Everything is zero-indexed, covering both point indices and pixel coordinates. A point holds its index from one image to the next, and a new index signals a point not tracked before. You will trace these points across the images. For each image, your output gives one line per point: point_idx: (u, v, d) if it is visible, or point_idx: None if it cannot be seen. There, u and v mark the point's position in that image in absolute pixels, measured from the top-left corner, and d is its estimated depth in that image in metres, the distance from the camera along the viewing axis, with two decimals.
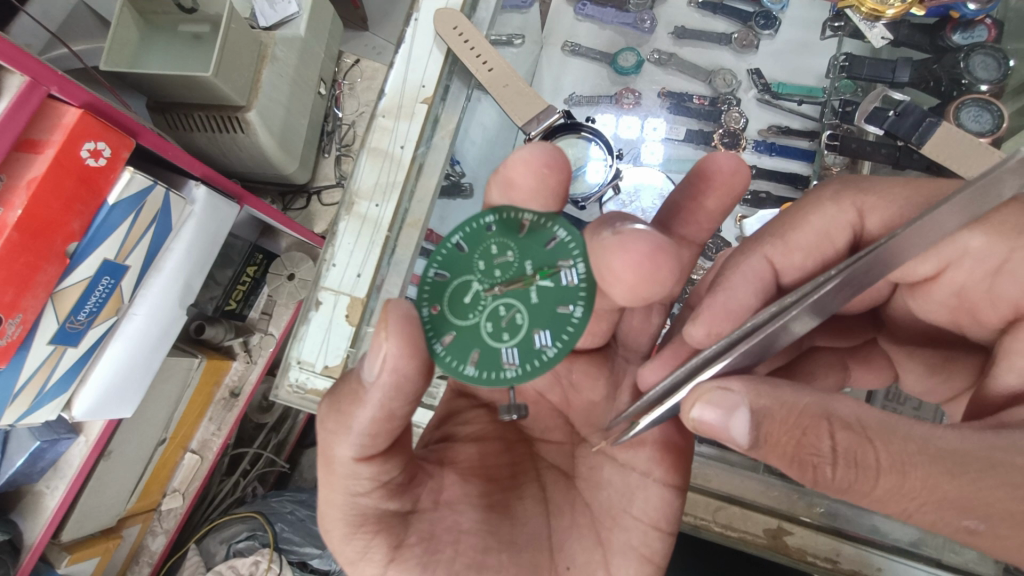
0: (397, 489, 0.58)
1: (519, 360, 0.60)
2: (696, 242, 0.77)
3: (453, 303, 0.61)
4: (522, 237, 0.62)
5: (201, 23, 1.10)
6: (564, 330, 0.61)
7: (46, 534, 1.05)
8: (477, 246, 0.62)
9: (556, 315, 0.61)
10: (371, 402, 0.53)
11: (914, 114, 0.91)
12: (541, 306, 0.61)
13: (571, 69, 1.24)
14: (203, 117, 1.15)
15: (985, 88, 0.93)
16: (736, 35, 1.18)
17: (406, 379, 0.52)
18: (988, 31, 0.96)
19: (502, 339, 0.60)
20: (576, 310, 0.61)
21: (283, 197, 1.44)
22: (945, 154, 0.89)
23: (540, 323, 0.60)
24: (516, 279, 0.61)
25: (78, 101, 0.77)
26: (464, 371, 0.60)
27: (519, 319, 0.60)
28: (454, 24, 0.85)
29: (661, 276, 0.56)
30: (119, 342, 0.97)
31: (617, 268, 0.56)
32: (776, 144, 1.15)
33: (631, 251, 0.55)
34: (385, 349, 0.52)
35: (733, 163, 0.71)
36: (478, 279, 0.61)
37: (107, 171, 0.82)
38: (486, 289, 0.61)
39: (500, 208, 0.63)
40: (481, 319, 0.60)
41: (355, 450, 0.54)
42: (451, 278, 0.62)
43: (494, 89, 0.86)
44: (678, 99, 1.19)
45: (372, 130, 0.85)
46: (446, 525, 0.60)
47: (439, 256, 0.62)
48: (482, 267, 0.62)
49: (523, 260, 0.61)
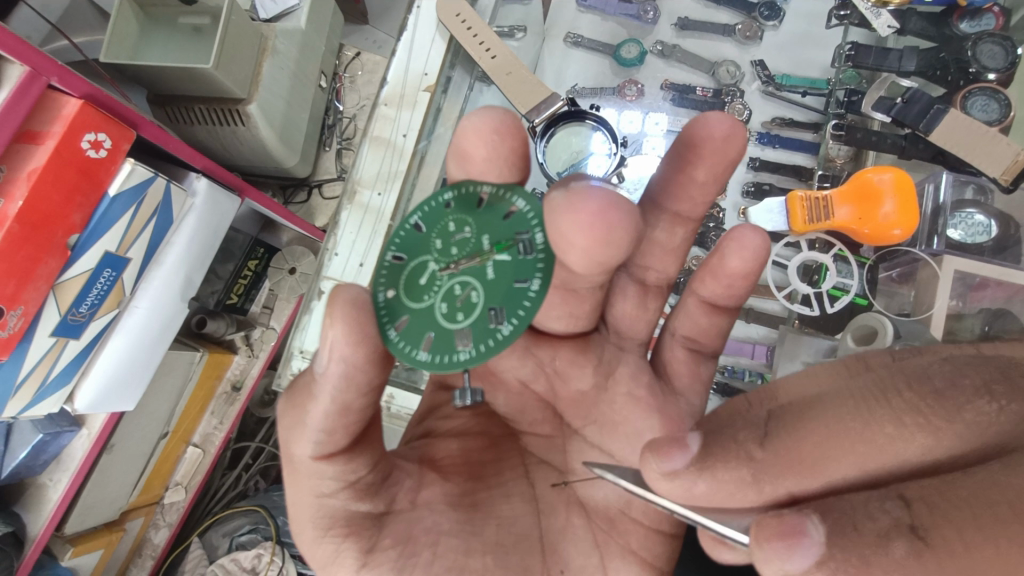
0: (367, 489, 0.55)
1: (473, 341, 0.56)
2: (690, 219, 0.74)
3: (406, 283, 0.58)
4: (480, 212, 0.60)
5: (201, 14, 1.10)
6: (520, 306, 0.56)
7: (49, 527, 1.05)
8: (435, 225, 0.60)
9: (513, 290, 0.57)
10: (322, 395, 0.51)
11: (921, 101, 0.91)
12: (497, 283, 0.57)
13: (573, 61, 1.23)
14: (204, 110, 1.15)
15: (993, 76, 0.92)
16: (740, 26, 1.17)
17: (358, 370, 0.50)
18: (996, 19, 0.94)
19: (457, 319, 0.56)
20: (533, 284, 0.57)
21: (284, 190, 1.44)
22: (952, 142, 0.90)
23: (496, 302, 0.56)
24: (473, 255, 0.58)
25: (78, 92, 0.76)
26: (415, 357, 0.56)
27: (471, 299, 0.56)
28: (455, 11, 0.84)
29: (611, 237, 0.52)
30: (120, 335, 0.97)
31: (570, 236, 0.53)
32: (781, 136, 1.15)
33: (581, 215, 0.51)
34: (332, 336, 0.50)
35: (725, 127, 0.68)
36: (435, 258, 0.58)
37: (108, 163, 0.81)
38: (442, 268, 0.58)
39: (457, 185, 0.61)
40: (436, 299, 0.57)
41: (313, 448, 0.53)
42: (407, 258, 0.59)
43: (497, 77, 0.85)
44: (681, 91, 1.18)
45: (373, 119, 0.85)
46: (424, 526, 0.57)
47: (397, 238, 0.60)
48: (440, 246, 0.59)
49: (480, 236, 0.58)
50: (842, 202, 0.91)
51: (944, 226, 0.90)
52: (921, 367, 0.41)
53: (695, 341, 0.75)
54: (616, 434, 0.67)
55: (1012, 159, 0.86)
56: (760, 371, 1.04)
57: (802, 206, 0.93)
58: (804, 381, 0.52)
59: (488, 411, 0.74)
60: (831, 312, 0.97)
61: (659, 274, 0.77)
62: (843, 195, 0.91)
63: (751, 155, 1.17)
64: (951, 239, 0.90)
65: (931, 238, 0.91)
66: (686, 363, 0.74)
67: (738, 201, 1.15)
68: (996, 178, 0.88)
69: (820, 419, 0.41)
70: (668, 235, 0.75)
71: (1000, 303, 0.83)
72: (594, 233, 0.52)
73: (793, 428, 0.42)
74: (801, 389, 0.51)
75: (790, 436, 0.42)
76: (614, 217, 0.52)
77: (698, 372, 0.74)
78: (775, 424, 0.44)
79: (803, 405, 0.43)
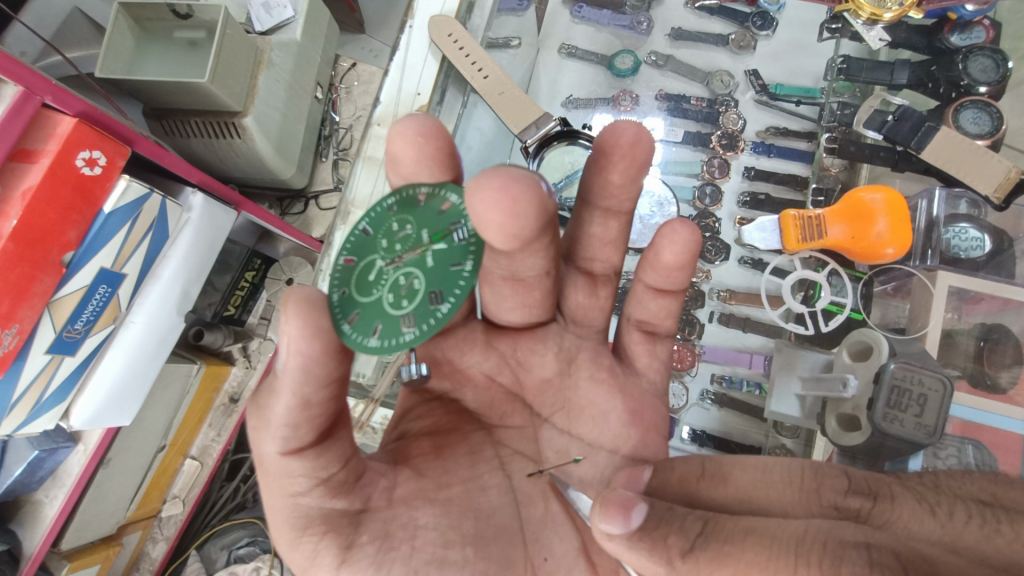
0: (341, 487, 0.53)
1: (416, 322, 0.57)
2: (621, 212, 0.75)
3: (357, 280, 0.59)
4: (419, 209, 0.61)
5: (197, 29, 1.10)
6: (456, 287, 0.58)
7: (45, 544, 1.04)
8: (380, 227, 0.62)
9: (449, 273, 0.58)
10: (283, 391, 0.49)
11: (912, 118, 0.92)
12: (436, 269, 0.58)
13: (567, 71, 1.24)
14: (200, 124, 1.15)
15: (983, 89, 0.93)
16: (733, 36, 1.18)
17: (314, 361, 0.48)
18: (986, 32, 0.94)
19: (402, 306, 0.57)
20: (467, 265, 0.58)
21: (281, 202, 1.44)
22: (943, 159, 0.90)
23: (435, 285, 0.58)
24: (413, 247, 0.59)
25: (72, 110, 0.76)
26: (365, 344, 0.55)
27: (411, 288, 0.58)
28: (448, 31, 0.85)
29: (517, 210, 0.53)
30: (118, 350, 0.97)
31: (485, 214, 0.53)
32: (775, 145, 1.15)
33: (488, 193, 0.51)
34: (288, 331, 0.48)
35: (633, 134, 0.70)
36: (381, 255, 0.60)
37: (102, 179, 0.81)
38: (388, 263, 0.59)
39: (399, 188, 0.63)
40: (383, 291, 0.58)
41: (279, 444, 0.50)
42: (358, 259, 0.61)
43: (489, 97, 0.86)
44: (676, 101, 1.19)
45: (367, 139, 0.85)
46: (402, 522, 0.54)
47: (350, 242, 0.62)
48: (385, 245, 0.61)
49: (419, 230, 0.60)
50: (835, 220, 0.91)
51: (937, 240, 0.89)
52: (843, 546, 0.38)
53: (650, 324, 0.77)
54: (583, 417, 0.70)
55: (1004, 175, 0.87)
56: (757, 381, 1.04)
57: (795, 224, 0.94)
58: (755, 475, 0.50)
59: (460, 408, 0.70)
60: (825, 331, 0.97)
61: (604, 264, 0.79)
62: (835, 214, 0.91)
63: (745, 164, 1.17)
64: (949, 254, 0.89)
65: (925, 253, 0.90)
66: (643, 344, 0.77)
67: (733, 210, 1.16)
68: (988, 196, 0.89)
69: (738, 559, 0.40)
70: (604, 228, 0.76)
71: (994, 317, 0.84)
72: (502, 209, 0.52)
73: (715, 553, 0.41)
74: (749, 489, 0.50)
75: (710, 561, 0.41)
76: (520, 197, 0.53)
77: (655, 351, 0.77)
78: (703, 540, 0.43)
79: (731, 531, 0.43)
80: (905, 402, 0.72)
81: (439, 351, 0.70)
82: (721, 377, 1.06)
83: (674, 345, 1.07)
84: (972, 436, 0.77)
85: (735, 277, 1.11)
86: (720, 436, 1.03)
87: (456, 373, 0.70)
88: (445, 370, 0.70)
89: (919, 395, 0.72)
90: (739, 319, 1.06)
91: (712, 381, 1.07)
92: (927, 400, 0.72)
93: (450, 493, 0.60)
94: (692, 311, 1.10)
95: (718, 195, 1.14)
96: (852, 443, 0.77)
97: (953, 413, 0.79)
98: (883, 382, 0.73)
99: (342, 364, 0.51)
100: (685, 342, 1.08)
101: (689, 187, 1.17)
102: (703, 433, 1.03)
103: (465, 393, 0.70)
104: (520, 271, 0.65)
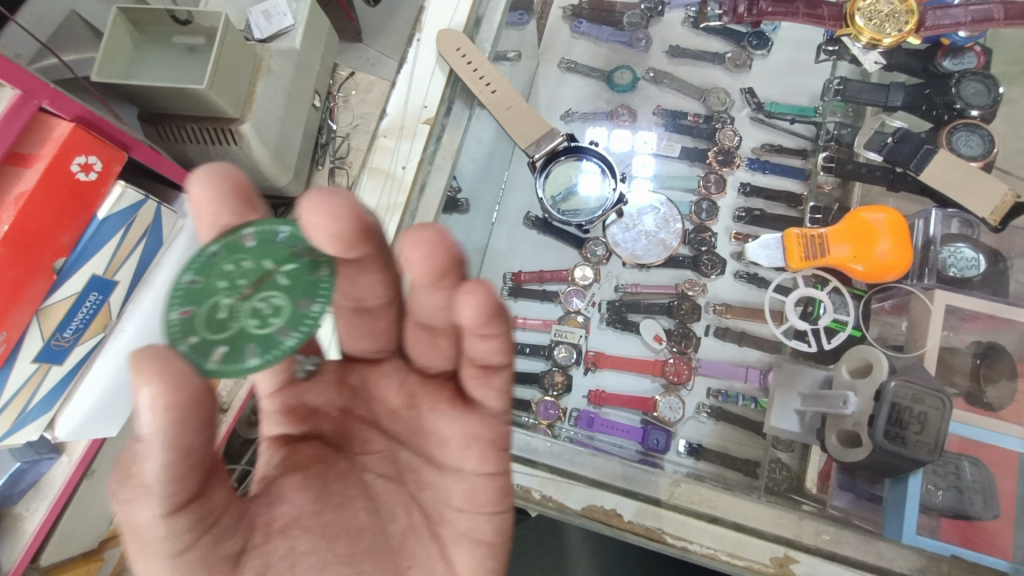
0: (223, 531, 0.46)
1: (291, 331, 0.52)
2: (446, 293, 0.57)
3: (203, 325, 0.50)
4: (248, 242, 0.53)
5: (195, 35, 1.10)
6: (323, 288, 0.54)
7: (23, 560, 0.99)
8: (204, 272, 0.51)
9: (311, 279, 0.54)
10: (152, 451, 0.41)
11: (913, 141, 0.95)
12: (296, 281, 0.54)
13: (567, 84, 1.25)
14: (197, 129, 1.14)
15: (976, 113, 0.95)
16: (730, 55, 1.21)
17: (189, 414, 0.41)
18: (978, 57, 0.97)
19: (271, 325, 0.52)
20: (325, 268, 0.55)
21: (276, 209, 1.42)
22: (945, 180, 0.92)
23: (300, 294, 0.53)
24: (259, 274, 0.52)
25: (70, 114, 0.75)
26: (245, 368, 0.50)
27: (274, 311, 0.52)
28: (456, 45, 0.86)
29: (341, 215, 0.51)
30: (106, 360, 0.93)
31: (310, 220, 0.51)
32: (771, 163, 1.17)
33: (329, 202, 0.50)
34: (149, 393, 0.40)
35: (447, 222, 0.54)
36: (220, 295, 0.51)
37: (99, 184, 0.80)
38: (234, 298, 0.51)
39: (223, 231, 0.53)
40: (240, 322, 0.51)
41: (156, 507, 0.42)
42: (191, 308, 0.50)
43: (497, 111, 0.87)
44: (674, 117, 1.21)
45: (373, 151, 0.84)
46: (280, 552, 0.49)
47: (173, 293, 0.50)
48: (221, 284, 0.51)
49: (259, 258, 0.53)
50: (838, 240, 0.93)
51: (935, 259, 0.91)
52: None
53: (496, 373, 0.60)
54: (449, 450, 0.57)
55: (1001, 199, 0.89)
56: (754, 395, 1.06)
57: (799, 243, 0.96)
58: None
59: (323, 439, 0.58)
60: (828, 348, 0.98)
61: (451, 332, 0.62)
62: (838, 234, 0.94)
63: (741, 180, 1.19)
64: (947, 274, 0.90)
65: (922, 272, 0.92)
66: None
67: (729, 225, 1.17)
68: (986, 218, 0.91)
69: None
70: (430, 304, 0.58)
71: (988, 335, 0.85)
72: (322, 215, 0.50)
73: None
74: None
75: None
76: (362, 210, 0.52)
77: None
78: None
79: None
80: (906, 420, 0.72)
81: (290, 394, 0.57)
82: (717, 391, 1.08)
83: (670, 359, 1.10)
84: (970, 453, 0.78)
85: (731, 291, 1.13)
86: (718, 450, 1.03)
87: (312, 413, 0.58)
88: (304, 415, 0.58)
89: (920, 413, 0.72)
90: (735, 333, 1.09)
91: (708, 395, 1.09)
92: (928, 418, 0.72)
93: (320, 522, 0.52)
94: (688, 324, 1.12)
95: (714, 209, 1.16)
96: (857, 460, 0.77)
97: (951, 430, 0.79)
98: (885, 400, 0.74)
99: (218, 394, 0.43)
100: (681, 355, 1.10)
101: (686, 202, 1.18)
102: (699, 446, 1.04)
103: (320, 425, 0.58)
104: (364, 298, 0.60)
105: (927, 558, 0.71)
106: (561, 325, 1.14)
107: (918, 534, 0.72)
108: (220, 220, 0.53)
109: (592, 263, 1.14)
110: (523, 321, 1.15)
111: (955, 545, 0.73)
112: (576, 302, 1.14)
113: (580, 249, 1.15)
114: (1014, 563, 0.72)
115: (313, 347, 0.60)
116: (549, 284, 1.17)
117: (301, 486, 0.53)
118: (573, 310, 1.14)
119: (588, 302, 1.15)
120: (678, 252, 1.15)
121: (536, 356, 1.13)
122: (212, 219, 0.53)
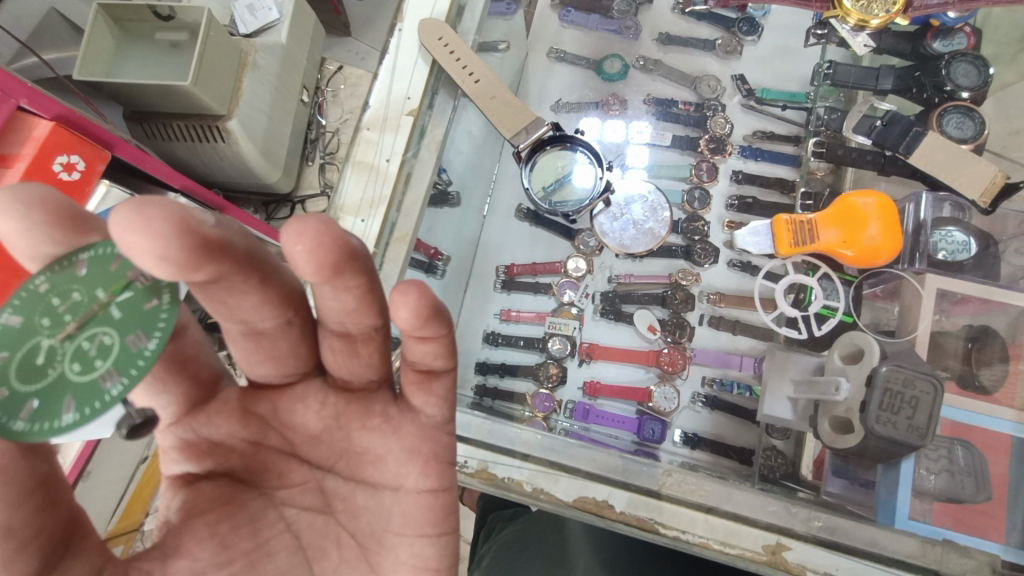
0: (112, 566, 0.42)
1: (116, 371, 0.45)
2: (354, 285, 0.51)
3: (15, 373, 0.44)
4: (84, 275, 0.48)
5: (179, 31, 1.08)
6: (156, 322, 0.47)
7: None
8: (34, 312, 0.46)
9: (145, 311, 0.47)
10: None
11: (902, 123, 0.93)
12: (130, 314, 0.47)
13: (557, 75, 1.24)
14: (183, 127, 1.12)
15: (966, 94, 0.94)
16: (720, 41, 1.21)
17: None
18: (967, 39, 0.96)
19: (96, 368, 0.45)
20: (163, 299, 0.48)
21: (267, 207, 1.40)
22: (933, 163, 0.91)
23: (132, 329, 0.47)
24: (89, 309, 0.47)
25: (50, 113, 0.74)
26: (59, 426, 0.43)
27: (100, 352, 0.46)
28: (438, 35, 0.84)
29: (159, 230, 0.41)
30: None
31: (125, 239, 0.41)
32: (762, 149, 1.17)
33: (143, 223, 0.41)
34: None
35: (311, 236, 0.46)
36: (44, 334, 0.46)
37: (83, 184, 0.78)
38: (60, 338, 0.46)
39: (48, 262, 0.48)
40: (62, 365, 0.45)
41: None
42: (4, 353, 0.45)
43: (482, 101, 0.86)
44: (664, 106, 1.20)
45: (356, 145, 0.83)
46: None
47: None
48: (47, 322, 0.46)
49: (93, 292, 0.47)
50: (828, 225, 0.93)
51: (925, 244, 0.90)
52: None
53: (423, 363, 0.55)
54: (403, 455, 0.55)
55: (991, 180, 0.87)
56: (749, 383, 1.07)
57: (788, 229, 0.95)
58: None
59: (231, 475, 0.53)
60: (819, 334, 0.97)
61: (364, 329, 0.56)
62: (828, 219, 0.93)
63: (733, 167, 1.19)
64: (937, 258, 0.90)
65: (913, 257, 0.91)
66: None
67: (722, 213, 1.17)
68: (975, 201, 0.89)
69: None
70: (340, 303, 0.53)
71: (980, 318, 0.85)
72: (137, 231, 0.41)
73: None
74: None
75: None
76: (196, 218, 0.43)
77: None
78: None
79: None
80: (898, 405, 0.72)
81: (185, 428, 0.52)
82: (712, 380, 1.08)
83: (664, 350, 1.10)
84: (962, 437, 0.77)
85: (725, 280, 1.13)
86: (713, 438, 1.04)
87: (215, 448, 0.53)
88: (205, 450, 0.53)
89: (912, 397, 0.72)
90: (729, 321, 1.10)
91: (703, 384, 1.09)
92: (919, 402, 0.72)
93: (227, 573, 0.48)
94: (682, 314, 1.12)
95: (707, 198, 1.15)
96: (849, 445, 0.77)
97: (943, 414, 0.79)
98: (877, 386, 0.73)
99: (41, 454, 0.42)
100: (675, 346, 1.10)
101: (678, 191, 1.16)
102: (695, 436, 1.04)
103: (225, 460, 0.54)
104: (254, 321, 0.54)
105: (920, 542, 0.70)
106: (555, 316, 1.13)
107: (909, 519, 0.73)
108: (38, 250, 0.47)
109: (584, 253, 1.14)
110: (515, 314, 1.14)
111: (947, 529, 0.73)
112: (569, 293, 1.14)
113: (572, 241, 1.14)
114: (1005, 545, 0.72)
115: (210, 374, 0.55)
116: (542, 276, 1.16)
117: (204, 535, 0.48)
118: (567, 301, 1.14)
119: (582, 293, 1.14)
120: (671, 242, 1.15)
121: (530, 349, 1.12)
122: (30, 250, 0.47)
